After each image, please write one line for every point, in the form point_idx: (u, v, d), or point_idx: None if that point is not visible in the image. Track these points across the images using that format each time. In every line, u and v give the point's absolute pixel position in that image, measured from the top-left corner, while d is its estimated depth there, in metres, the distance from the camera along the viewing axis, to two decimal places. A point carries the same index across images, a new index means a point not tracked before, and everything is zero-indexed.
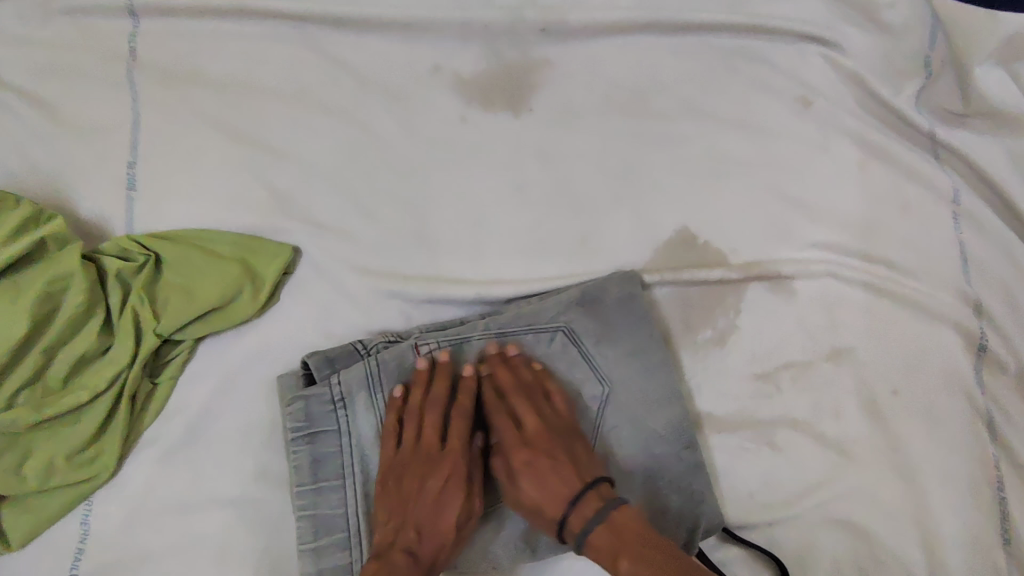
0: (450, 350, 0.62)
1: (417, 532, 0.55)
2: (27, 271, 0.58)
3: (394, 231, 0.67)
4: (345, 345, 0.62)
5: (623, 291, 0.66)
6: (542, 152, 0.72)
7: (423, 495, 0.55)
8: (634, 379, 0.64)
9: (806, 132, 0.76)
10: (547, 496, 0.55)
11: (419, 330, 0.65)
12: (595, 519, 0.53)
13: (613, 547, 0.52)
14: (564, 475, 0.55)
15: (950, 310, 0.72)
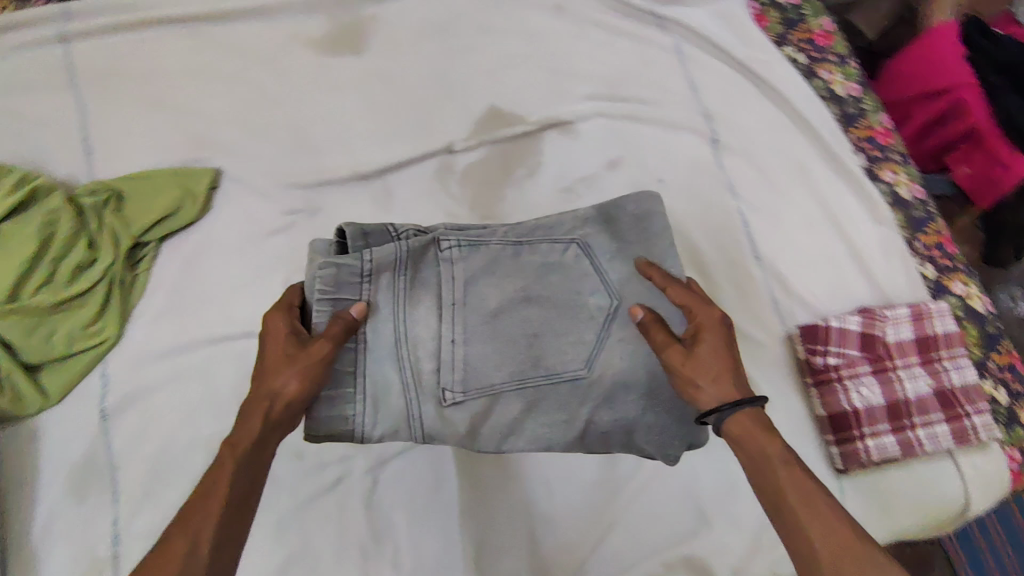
0: (465, 247, 0.77)
1: (263, 384, 0.66)
2: (27, 212, 0.83)
3: (284, 145, 0.95)
4: (378, 226, 0.75)
5: (639, 212, 0.81)
6: (380, 74, 1.00)
7: (269, 363, 0.67)
8: (640, 294, 0.77)
9: (566, 27, 1.07)
10: (716, 369, 0.68)
11: (442, 228, 0.79)
12: (749, 402, 0.66)
13: (748, 428, 0.65)
14: (728, 375, 0.68)
15: (686, 121, 1.04)
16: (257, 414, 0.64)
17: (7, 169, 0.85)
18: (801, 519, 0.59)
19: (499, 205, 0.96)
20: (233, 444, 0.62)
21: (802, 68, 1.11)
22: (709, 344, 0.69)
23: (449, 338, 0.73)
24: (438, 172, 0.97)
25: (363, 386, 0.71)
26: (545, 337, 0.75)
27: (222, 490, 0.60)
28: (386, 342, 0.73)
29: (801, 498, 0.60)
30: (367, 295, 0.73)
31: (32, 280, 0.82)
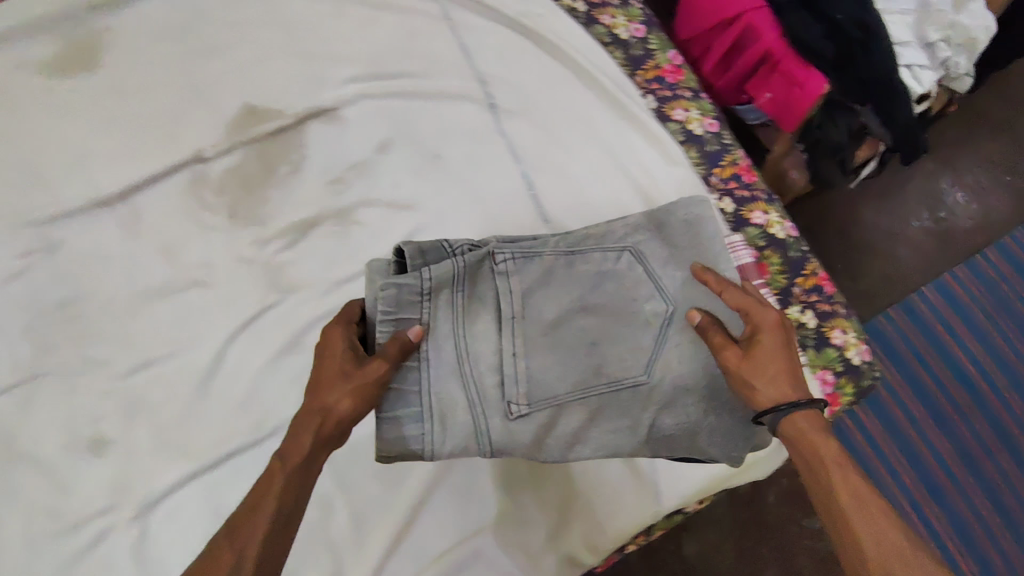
0: (521, 260, 0.78)
1: (313, 401, 0.66)
2: None
3: (14, 182, 0.87)
4: (435, 243, 0.77)
5: (689, 215, 0.81)
6: (119, 90, 0.93)
7: (320, 377, 0.67)
8: (700, 297, 0.77)
9: (322, 9, 1.01)
10: (777, 372, 0.68)
11: (494, 240, 0.80)
12: (807, 404, 0.66)
13: (811, 430, 0.66)
14: (782, 381, 0.68)
15: (459, 90, 0.99)
16: (306, 430, 0.64)
17: None
18: (853, 517, 0.60)
19: (261, 208, 0.90)
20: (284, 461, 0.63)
21: (581, 17, 1.07)
22: (772, 346, 0.69)
23: (509, 352, 0.75)
24: (190, 185, 0.90)
25: (429, 409, 0.73)
26: (603, 344, 0.77)
27: (264, 509, 0.60)
28: (448, 357, 0.75)
29: (865, 495, 0.60)
30: (426, 316, 0.75)
31: None
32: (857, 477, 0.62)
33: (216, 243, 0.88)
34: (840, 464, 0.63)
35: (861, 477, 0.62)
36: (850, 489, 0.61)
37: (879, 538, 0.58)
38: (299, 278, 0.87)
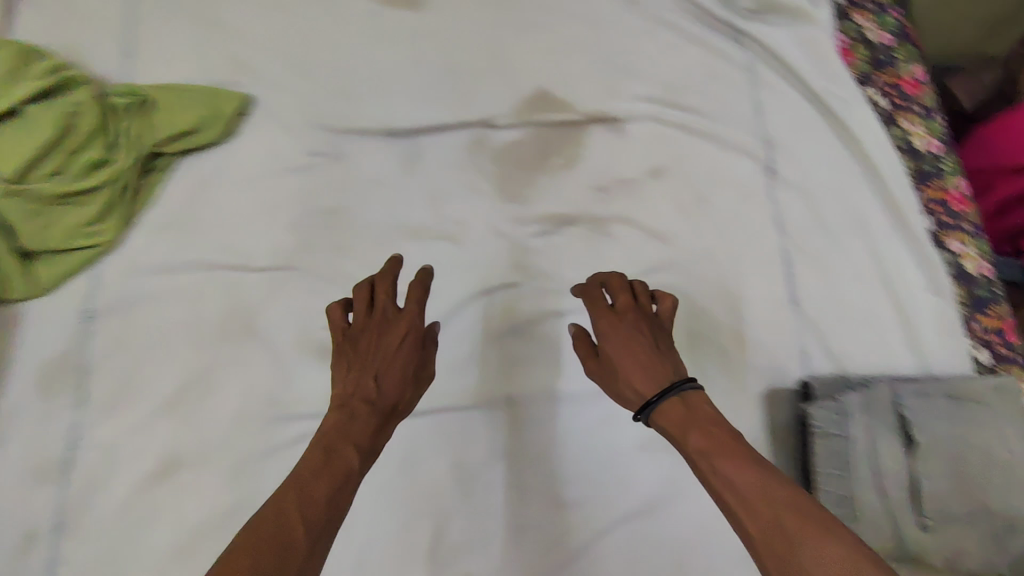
0: (921, 400, 0.79)
1: (374, 384, 0.67)
2: (53, 99, 0.82)
3: (320, 87, 0.92)
4: (837, 379, 0.82)
5: None
6: (434, 35, 0.97)
7: (381, 349, 0.70)
8: None
9: (635, 22, 1.00)
10: (630, 370, 0.69)
11: (884, 378, 0.83)
12: (659, 395, 0.66)
13: (681, 421, 0.64)
14: (645, 364, 0.69)
15: (743, 144, 0.96)
16: (361, 415, 0.65)
17: (40, 56, 0.84)
18: (741, 513, 0.56)
19: (529, 188, 0.91)
20: (348, 453, 0.61)
21: (881, 113, 1.02)
22: (614, 349, 0.71)
23: (918, 474, 0.76)
24: (471, 143, 0.92)
25: (856, 509, 0.76)
26: (997, 485, 0.75)
27: (357, 463, 0.61)
28: (864, 473, 0.77)
29: (768, 498, 0.55)
30: (845, 434, 0.78)
31: (41, 164, 0.79)
32: (739, 463, 0.59)
33: (480, 208, 0.89)
34: (706, 452, 0.61)
35: (756, 463, 0.59)
36: (729, 486, 0.58)
37: (761, 532, 0.54)
38: (543, 268, 0.88)
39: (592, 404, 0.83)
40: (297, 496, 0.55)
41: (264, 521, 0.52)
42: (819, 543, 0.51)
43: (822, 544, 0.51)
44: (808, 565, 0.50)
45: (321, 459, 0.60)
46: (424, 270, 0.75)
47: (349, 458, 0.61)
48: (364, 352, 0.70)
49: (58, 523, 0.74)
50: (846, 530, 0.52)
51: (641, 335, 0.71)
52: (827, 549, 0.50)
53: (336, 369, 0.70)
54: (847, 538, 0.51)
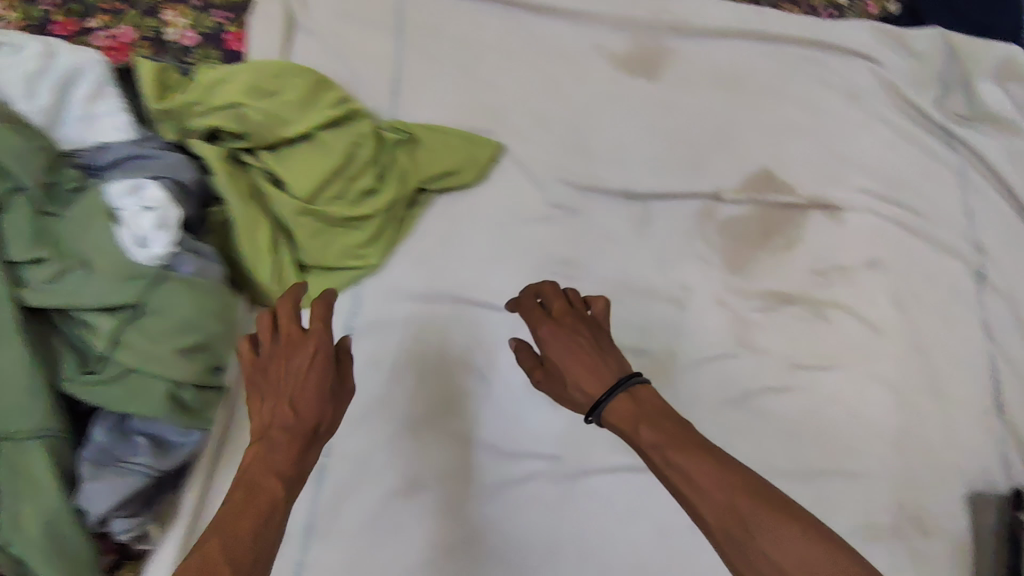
0: None
1: (289, 410, 0.61)
2: (340, 129, 0.88)
3: (564, 143, 0.97)
4: None
5: None
6: (669, 106, 1.02)
7: (292, 371, 0.63)
8: None
9: (855, 115, 1.05)
10: (577, 374, 0.69)
11: None
12: (610, 392, 0.66)
13: (629, 415, 0.65)
14: (610, 367, 0.69)
15: (953, 245, 1.00)
16: (263, 445, 0.61)
17: (329, 83, 0.90)
18: (698, 501, 0.59)
19: (751, 264, 0.95)
20: (273, 487, 0.58)
21: None
22: (556, 353, 0.71)
23: None
24: (700, 214, 0.96)
25: None
26: None
27: (263, 496, 0.57)
28: None
29: (693, 480, 0.59)
30: None
31: (328, 190, 0.86)
32: (687, 455, 0.60)
33: (704, 277, 0.94)
34: (658, 446, 0.62)
35: (689, 459, 0.60)
36: (682, 477, 0.60)
37: (719, 520, 0.57)
38: (762, 343, 0.92)
39: (804, 482, 0.88)
40: (220, 538, 0.53)
41: (187, 567, 0.51)
42: (777, 528, 0.55)
43: (779, 530, 0.55)
44: (769, 549, 0.54)
45: (243, 497, 0.57)
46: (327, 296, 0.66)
47: (273, 489, 0.58)
48: (273, 382, 0.63)
49: (308, 525, 0.80)
50: (814, 517, 0.56)
51: (587, 339, 0.71)
52: (784, 530, 0.55)
53: (247, 400, 0.65)
54: (811, 531, 0.55)
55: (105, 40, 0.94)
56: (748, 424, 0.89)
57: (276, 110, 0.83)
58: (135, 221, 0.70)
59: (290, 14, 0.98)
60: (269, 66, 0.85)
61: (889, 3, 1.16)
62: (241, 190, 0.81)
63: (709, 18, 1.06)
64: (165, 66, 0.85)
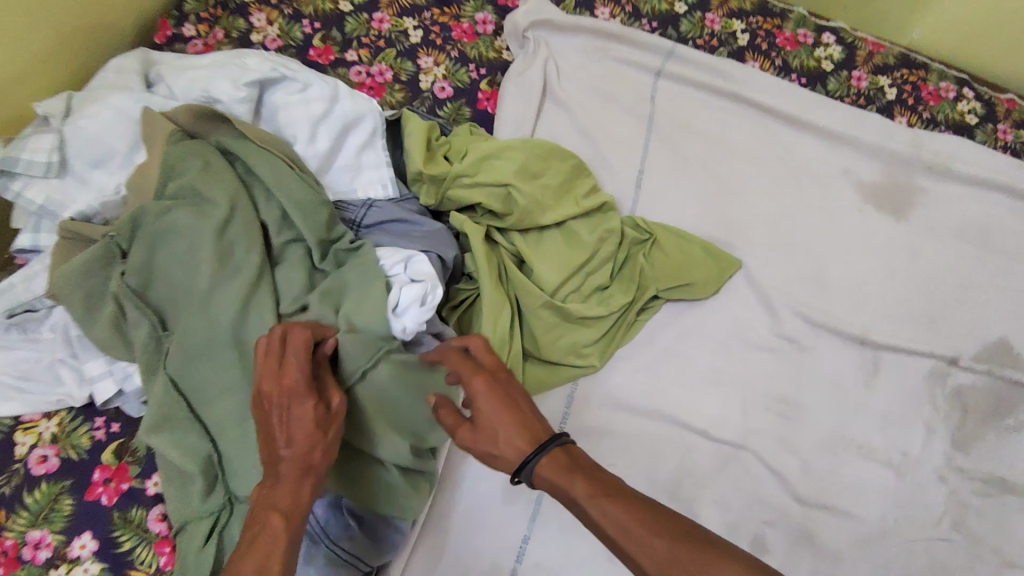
0: None
1: (281, 443, 0.56)
2: (588, 221, 0.86)
3: (799, 270, 0.93)
4: None
5: None
6: (912, 250, 0.96)
7: (277, 401, 0.57)
8: None
9: None
10: (507, 429, 0.62)
11: None
12: (536, 453, 0.60)
13: (566, 469, 0.60)
14: (527, 429, 0.62)
15: None
16: (268, 478, 0.56)
17: (587, 172, 0.88)
18: (631, 553, 0.55)
19: (979, 443, 0.88)
20: (276, 522, 0.54)
21: None
22: (486, 404, 0.63)
23: None
24: (931, 375, 0.90)
25: None
26: None
27: (274, 527, 0.53)
28: None
29: (638, 537, 0.55)
30: None
31: (568, 282, 0.83)
32: (624, 508, 0.57)
33: (931, 446, 0.87)
34: (595, 499, 0.58)
35: (616, 508, 0.57)
36: (619, 528, 0.56)
37: (661, 568, 0.53)
38: (981, 531, 0.84)
39: None
40: None
41: None
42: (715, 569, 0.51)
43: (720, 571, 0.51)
44: None
45: (250, 538, 0.53)
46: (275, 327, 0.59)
47: (272, 524, 0.54)
48: (265, 420, 0.57)
49: None
50: (743, 551, 0.53)
51: (511, 402, 0.63)
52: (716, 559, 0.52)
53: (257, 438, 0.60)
54: (740, 565, 0.52)
55: (362, 76, 0.94)
56: None
57: (539, 195, 0.82)
58: (397, 288, 0.68)
59: (546, 83, 0.97)
60: (539, 147, 0.84)
61: None
62: (490, 271, 0.79)
63: (968, 162, 1.00)
64: (434, 127, 0.85)
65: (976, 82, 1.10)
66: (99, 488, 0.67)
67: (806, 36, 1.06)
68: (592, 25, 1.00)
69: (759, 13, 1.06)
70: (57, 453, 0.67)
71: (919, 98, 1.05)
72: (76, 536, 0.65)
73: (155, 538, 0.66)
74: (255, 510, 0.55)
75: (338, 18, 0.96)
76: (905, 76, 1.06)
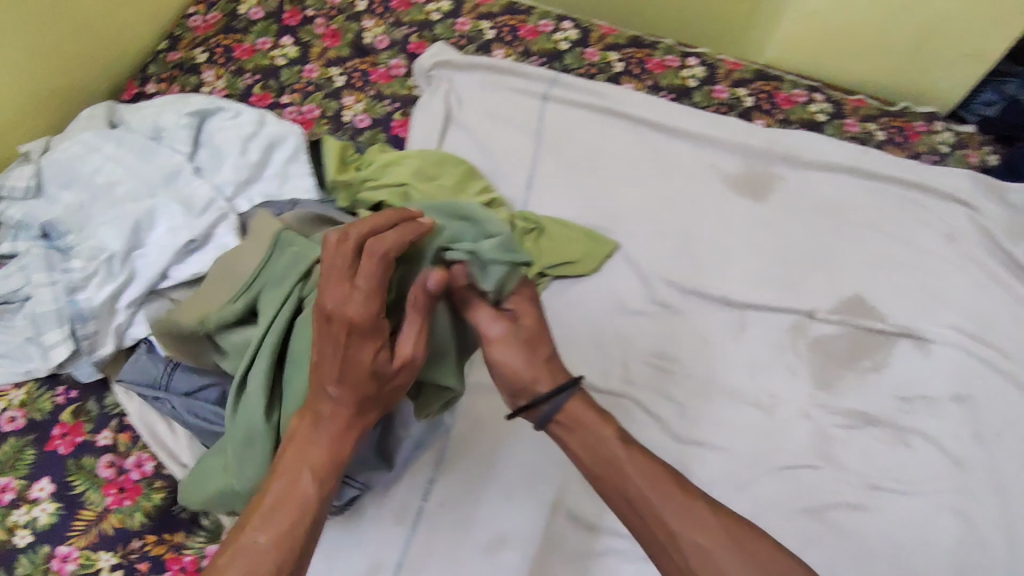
0: None
1: (329, 388, 0.66)
2: (484, 214, 1.00)
3: (673, 247, 1.08)
4: None
5: None
6: (772, 226, 1.11)
7: (350, 334, 0.66)
8: None
9: (950, 256, 1.11)
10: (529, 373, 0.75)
11: None
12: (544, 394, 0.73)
13: (602, 427, 0.72)
14: (549, 375, 0.75)
15: None
16: (307, 425, 0.67)
17: (479, 175, 1.04)
18: (673, 512, 0.65)
19: (840, 382, 1.00)
20: (308, 477, 0.65)
21: None
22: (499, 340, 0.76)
23: None
24: (793, 328, 1.03)
25: None
26: None
27: (306, 480, 0.65)
28: None
29: (690, 505, 0.65)
30: None
31: None
32: (653, 470, 0.68)
33: (795, 387, 0.99)
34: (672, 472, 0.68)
35: (659, 474, 0.68)
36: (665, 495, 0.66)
37: (712, 535, 0.63)
38: (841, 458, 0.95)
39: None
40: (256, 534, 0.61)
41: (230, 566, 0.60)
42: (730, 531, 0.64)
43: (731, 533, 0.63)
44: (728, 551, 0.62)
45: (281, 484, 0.65)
46: (343, 234, 0.69)
47: (304, 480, 0.65)
48: (334, 350, 0.66)
49: (398, 563, 0.84)
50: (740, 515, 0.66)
51: (540, 352, 0.76)
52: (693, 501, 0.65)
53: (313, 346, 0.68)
54: (747, 530, 0.64)
55: (294, 114, 1.12)
56: (822, 536, 0.90)
57: (437, 192, 0.97)
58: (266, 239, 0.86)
59: (449, 110, 1.15)
60: (434, 156, 1.01)
61: (990, 155, 1.22)
62: None
63: (818, 151, 1.17)
64: (348, 146, 1.01)
65: (828, 88, 1.28)
66: (58, 440, 0.81)
67: (673, 61, 1.26)
68: (485, 63, 1.18)
69: (632, 46, 1.26)
70: (24, 415, 0.83)
71: (774, 104, 1.23)
72: (37, 480, 0.79)
73: (103, 481, 0.79)
74: (295, 456, 0.66)
75: (274, 71, 1.17)
76: (761, 87, 1.25)
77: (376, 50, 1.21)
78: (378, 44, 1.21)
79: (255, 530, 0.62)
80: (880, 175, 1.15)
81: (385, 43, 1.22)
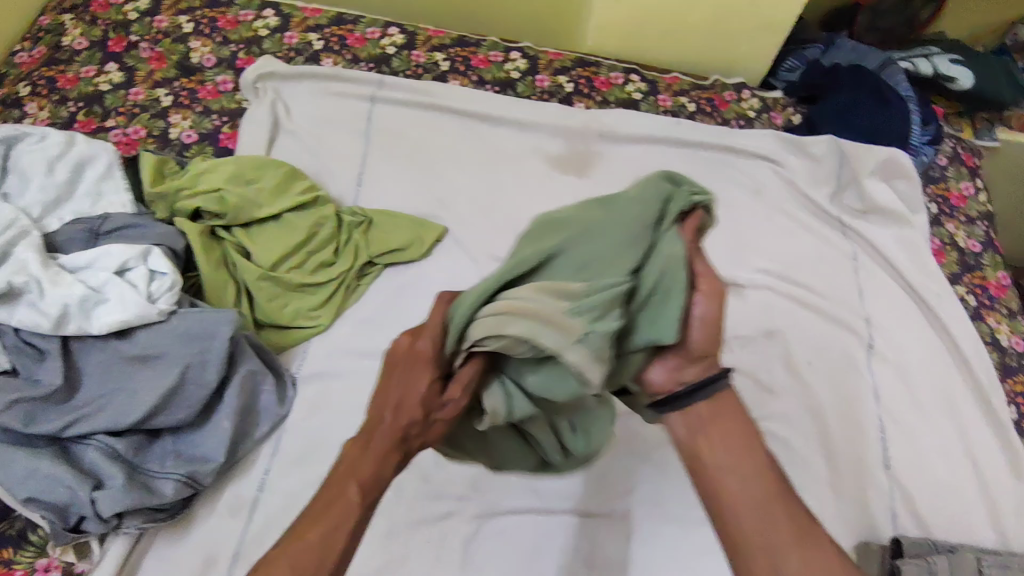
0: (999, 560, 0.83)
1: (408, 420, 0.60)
2: (304, 212, 1.04)
3: (500, 226, 1.14)
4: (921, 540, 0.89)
5: None
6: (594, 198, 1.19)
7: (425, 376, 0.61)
8: None
9: (758, 209, 1.21)
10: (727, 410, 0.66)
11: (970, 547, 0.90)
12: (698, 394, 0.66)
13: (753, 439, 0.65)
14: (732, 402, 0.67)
15: (841, 321, 1.12)
16: (359, 446, 0.60)
17: (301, 175, 1.08)
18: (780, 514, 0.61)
19: None
20: (352, 493, 0.58)
21: (969, 309, 1.18)
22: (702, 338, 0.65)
23: None
24: None
25: None
26: None
27: (348, 494, 0.58)
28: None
29: (793, 511, 0.62)
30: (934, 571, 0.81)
31: (288, 261, 1.01)
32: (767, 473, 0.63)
33: None
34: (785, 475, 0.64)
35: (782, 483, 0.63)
36: (784, 499, 0.62)
37: (801, 537, 0.60)
38: None
39: (694, 529, 0.92)
40: (286, 556, 0.55)
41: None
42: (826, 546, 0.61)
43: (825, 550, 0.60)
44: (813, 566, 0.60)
45: (321, 505, 0.58)
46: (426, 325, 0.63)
47: (348, 494, 0.58)
48: (393, 386, 0.61)
49: (235, 552, 0.85)
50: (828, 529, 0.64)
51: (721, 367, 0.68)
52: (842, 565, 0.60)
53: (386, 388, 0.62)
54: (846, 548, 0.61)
55: (119, 136, 1.14)
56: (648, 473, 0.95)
57: (252, 196, 1.01)
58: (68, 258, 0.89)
59: (276, 119, 1.19)
60: (251, 161, 1.04)
61: (793, 115, 1.36)
62: (213, 259, 0.97)
63: (633, 125, 1.25)
64: (167, 160, 1.04)
65: (644, 69, 1.37)
66: None
67: (496, 56, 1.33)
68: (310, 72, 1.23)
69: (457, 45, 1.33)
70: None
71: (593, 87, 1.32)
72: None
73: None
74: (345, 478, 0.58)
75: (98, 97, 1.18)
76: (580, 73, 1.33)
77: (203, 69, 1.24)
78: (205, 63, 1.24)
79: (286, 552, 0.55)
80: (690, 141, 1.25)
81: (211, 61, 1.25)
